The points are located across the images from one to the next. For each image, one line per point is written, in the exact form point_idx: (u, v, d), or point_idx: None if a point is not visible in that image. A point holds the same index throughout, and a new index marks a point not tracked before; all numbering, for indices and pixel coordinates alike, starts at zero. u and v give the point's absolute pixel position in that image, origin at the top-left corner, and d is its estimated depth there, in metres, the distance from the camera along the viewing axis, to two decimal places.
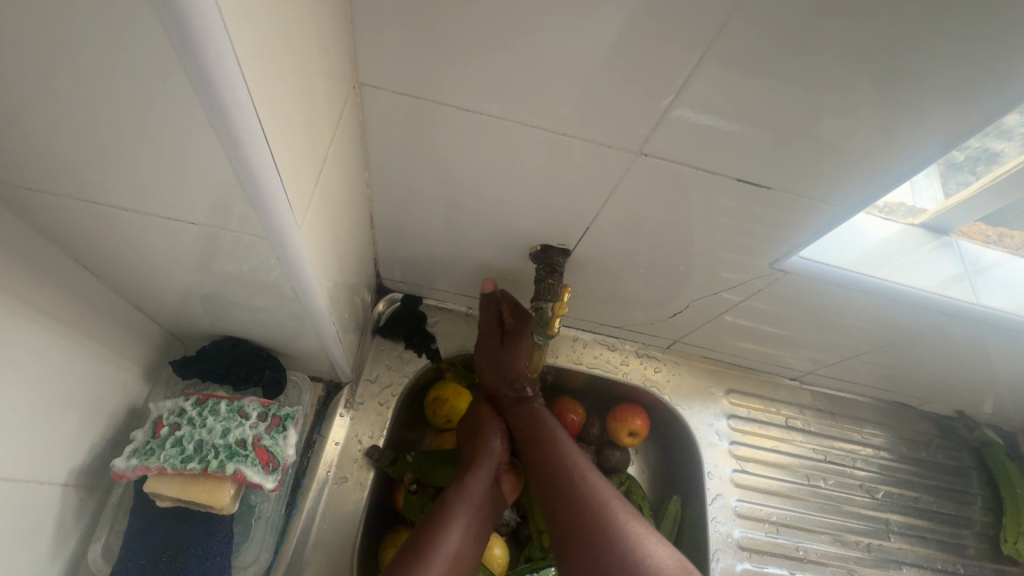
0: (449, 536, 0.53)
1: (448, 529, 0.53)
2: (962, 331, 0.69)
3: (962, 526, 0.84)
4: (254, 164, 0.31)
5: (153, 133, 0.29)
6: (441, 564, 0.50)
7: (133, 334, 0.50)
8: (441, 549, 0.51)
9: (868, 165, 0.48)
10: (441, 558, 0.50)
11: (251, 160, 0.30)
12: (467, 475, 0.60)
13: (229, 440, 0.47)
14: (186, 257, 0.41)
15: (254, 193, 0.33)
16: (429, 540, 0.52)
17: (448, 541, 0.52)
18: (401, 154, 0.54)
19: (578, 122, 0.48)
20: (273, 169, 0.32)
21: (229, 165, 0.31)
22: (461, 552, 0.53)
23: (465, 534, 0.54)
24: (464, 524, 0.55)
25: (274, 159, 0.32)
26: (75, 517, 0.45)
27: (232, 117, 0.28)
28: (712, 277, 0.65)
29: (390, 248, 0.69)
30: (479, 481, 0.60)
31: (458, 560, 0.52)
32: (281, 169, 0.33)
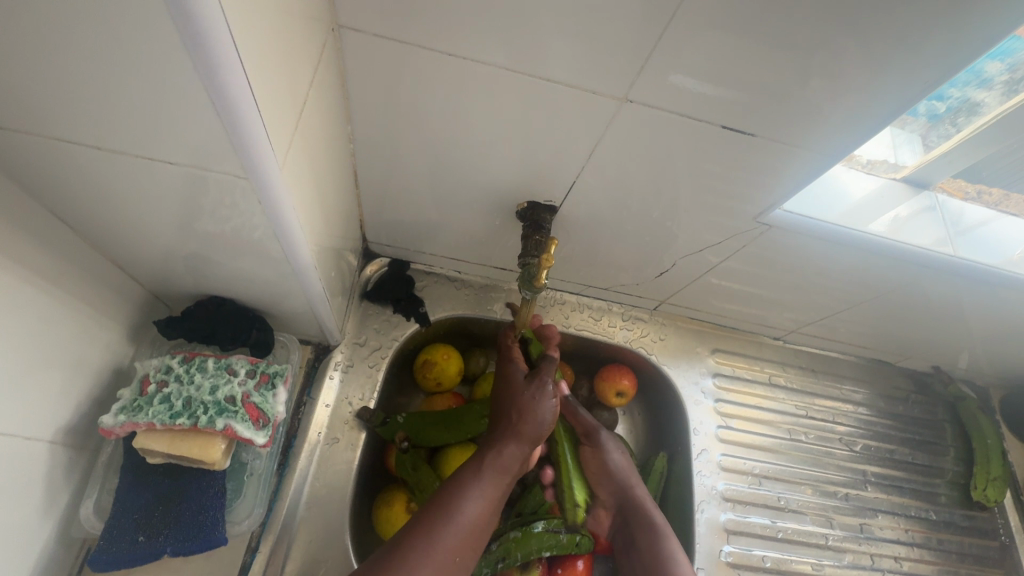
0: (473, 498, 0.50)
1: (471, 494, 0.50)
2: (942, 285, 0.70)
3: (935, 476, 0.87)
4: (229, 89, 0.29)
5: (121, 65, 0.28)
6: (458, 533, 0.47)
7: (113, 292, 0.49)
8: (463, 514, 0.48)
9: (854, 112, 0.48)
10: (459, 526, 0.47)
11: (224, 84, 0.29)
12: (505, 439, 0.55)
13: (218, 397, 0.47)
14: (167, 210, 0.41)
15: (230, 122, 0.31)
16: (452, 504, 0.49)
17: (469, 507, 0.49)
18: (383, 109, 0.53)
19: (563, 69, 0.47)
20: (250, 98, 0.31)
21: (205, 91, 0.29)
22: (480, 519, 0.49)
23: (487, 503, 0.51)
24: (490, 490, 0.52)
25: (251, 86, 0.30)
26: (65, 474, 0.46)
27: (209, 44, 0.27)
28: (698, 235, 0.66)
29: (376, 210, 0.68)
30: (514, 450, 0.55)
31: (475, 531, 0.48)
32: (259, 99, 0.32)
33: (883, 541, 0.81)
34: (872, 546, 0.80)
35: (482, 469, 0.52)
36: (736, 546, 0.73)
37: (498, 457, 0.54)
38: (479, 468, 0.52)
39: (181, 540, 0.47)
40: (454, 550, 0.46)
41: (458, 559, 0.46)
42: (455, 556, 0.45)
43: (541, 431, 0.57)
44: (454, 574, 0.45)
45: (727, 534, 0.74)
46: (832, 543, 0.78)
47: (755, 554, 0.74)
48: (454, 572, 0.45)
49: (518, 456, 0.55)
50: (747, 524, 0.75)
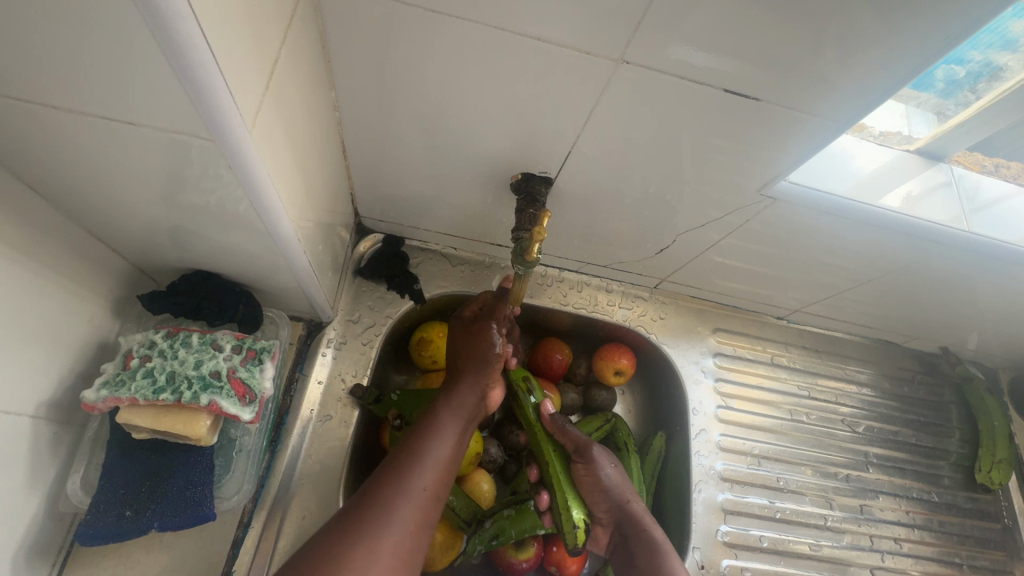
0: (439, 441, 0.53)
1: (436, 436, 0.54)
2: (955, 263, 0.67)
3: (939, 458, 0.86)
4: (180, 37, 0.27)
5: (69, 15, 0.26)
6: (431, 470, 0.50)
7: (93, 266, 0.48)
8: (431, 454, 0.52)
9: (867, 76, 0.45)
10: (431, 463, 0.51)
11: (180, 35, 0.27)
12: (455, 386, 0.60)
13: (202, 372, 0.47)
14: (140, 180, 0.39)
15: (185, 77, 0.29)
16: (420, 446, 0.52)
17: (437, 447, 0.53)
18: (369, 73, 0.50)
19: (556, 29, 0.44)
20: (206, 48, 0.28)
21: (153, 40, 0.27)
22: (450, 455, 0.53)
23: (454, 441, 0.55)
24: (456, 430, 0.56)
25: (206, 35, 0.28)
26: (50, 449, 0.45)
27: None
28: (699, 210, 0.63)
29: (367, 184, 0.66)
30: (469, 391, 0.59)
31: (447, 467, 0.52)
32: (218, 52, 0.29)
33: (883, 523, 0.80)
34: (872, 527, 0.79)
35: (438, 415, 0.56)
36: (733, 526, 0.73)
37: (453, 403, 0.58)
38: (435, 414, 0.56)
39: (169, 516, 0.47)
40: (431, 482, 0.50)
41: (436, 489, 0.50)
42: (433, 486, 0.50)
43: (493, 370, 0.62)
44: (436, 501, 0.50)
45: (724, 514, 0.73)
46: (831, 524, 0.78)
47: (753, 534, 0.73)
48: (436, 500, 0.50)
49: (473, 401, 0.59)
50: (745, 505, 0.74)
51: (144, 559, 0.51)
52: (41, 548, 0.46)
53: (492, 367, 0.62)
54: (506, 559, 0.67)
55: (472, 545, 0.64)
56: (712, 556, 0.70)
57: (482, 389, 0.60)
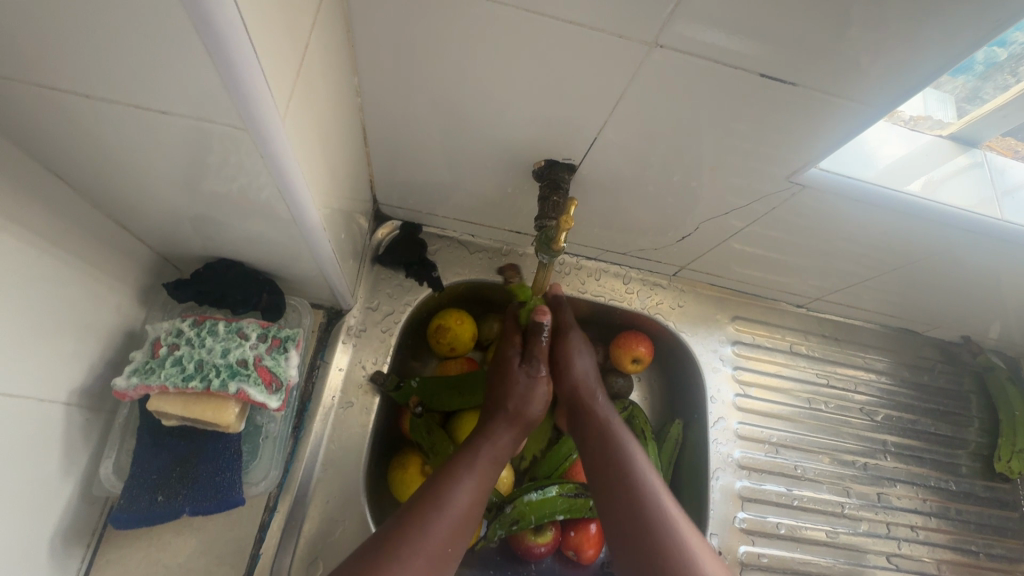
0: (460, 489, 0.51)
1: (459, 486, 0.51)
2: (985, 251, 0.66)
3: (958, 447, 0.86)
4: (220, 23, 0.26)
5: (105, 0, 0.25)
6: (446, 524, 0.47)
7: (120, 254, 0.48)
8: (450, 506, 0.49)
9: (908, 58, 0.43)
10: (447, 517, 0.48)
11: (217, 21, 0.26)
12: (492, 428, 0.58)
13: (230, 360, 0.47)
14: (167, 168, 0.39)
15: (222, 64, 0.28)
16: (441, 497, 0.49)
17: (459, 498, 0.50)
18: (393, 58, 0.49)
19: (588, 10, 0.43)
20: (245, 36, 0.28)
21: (192, 26, 0.26)
22: (471, 508, 0.50)
23: (477, 492, 0.52)
24: (478, 479, 0.53)
25: (245, 23, 0.28)
26: (82, 435, 0.46)
27: None
28: (724, 197, 0.62)
29: (387, 170, 0.66)
30: (504, 436, 0.58)
31: (467, 517, 0.49)
32: (255, 39, 0.29)
33: (899, 510, 0.80)
34: (889, 515, 0.79)
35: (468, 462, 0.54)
36: (751, 513, 0.73)
37: (484, 449, 0.56)
38: (468, 462, 0.54)
39: (200, 500, 0.48)
40: (443, 538, 0.47)
41: (449, 545, 0.47)
42: (444, 543, 0.46)
43: (530, 416, 0.60)
44: (444, 560, 0.46)
45: (742, 501, 0.73)
46: (848, 511, 0.78)
47: (770, 521, 0.74)
48: (445, 558, 0.46)
49: (506, 443, 0.58)
50: (762, 492, 0.75)
51: (175, 541, 0.53)
52: (76, 531, 0.47)
53: (534, 413, 0.60)
54: (525, 544, 0.67)
55: (493, 530, 0.65)
56: (729, 542, 0.71)
57: (518, 431, 0.59)
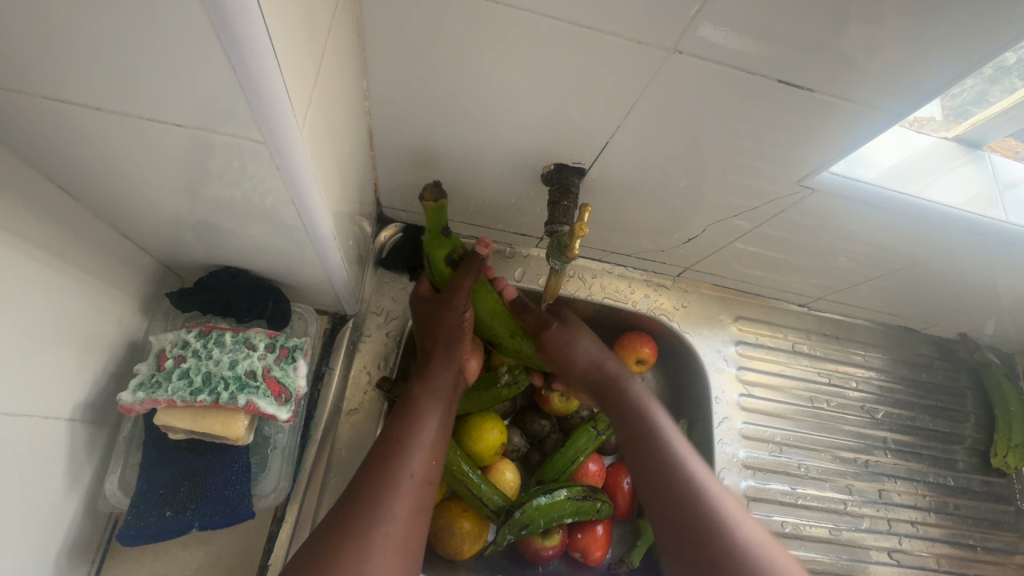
0: (424, 427, 0.51)
1: (418, 422, 0.51)
2: (987, 251, 0.66)
3: (955, 442, 0.87)
4: (244, 35, 0.25)
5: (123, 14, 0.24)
6: (419, 455, 0.49)
7: (121, 263, 0.47)
8: (416, 440, 0.50)
9: (921, 64, 0.44)
10: (418, 450, 0.49)
11: (242, 36, 0.25)
12: (429, 367, 0.57)
13: (238, 372, 0.46)
14: (175, 178, 0.37)
15: (244, 75, 0.27)
16: (403, 432, 0.50)
17: (421, 432, 0.50)
18: (402, 61, 0.48)
19: (605, 13, 0.42)
20: (268, 47, 0.27)
21: (217, 37, 0.25)
22: (435, 438, 0.51)
23: (438, 423, 0.53)
24: (437, 414, 0.53)
25: (269, 33, 0.27)
26: (87, 450, 0.45)
27: None
28: (731, 200, 0.62)
29: (391, 173, 0.64)
30: (445, 372, 0.57)
31: (434, 447, 0.51)
32: (277, 49, 0.28)
33: (899, 506, 0.81)
34: (890, 511, 0.81)
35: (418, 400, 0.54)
36: (756, 512, 0.74)
37: (432, 386, 0.55)
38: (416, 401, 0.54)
39: (210, 515, 0.46)
40: (422, 467, 0.48)
41: (427, 472, 0.48)
42: (424, 472, 0.48)
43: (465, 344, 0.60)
44: (428, 489, 0.48)
45: (747, 500, 0.74)
46: (850, 509, 0.79)
47: (775, 520, 0.74)
48: (427, 485, 0.48)
49: (450, 375, 0.58)
50: (767, 491, 0.76)
51: (182, 554, 0.52)
52: (81, 548, 0.46)
53: (464, 339, 0.60)
54: (533, 546, 0.67)
55: (502, 535, 0.64)
56: None
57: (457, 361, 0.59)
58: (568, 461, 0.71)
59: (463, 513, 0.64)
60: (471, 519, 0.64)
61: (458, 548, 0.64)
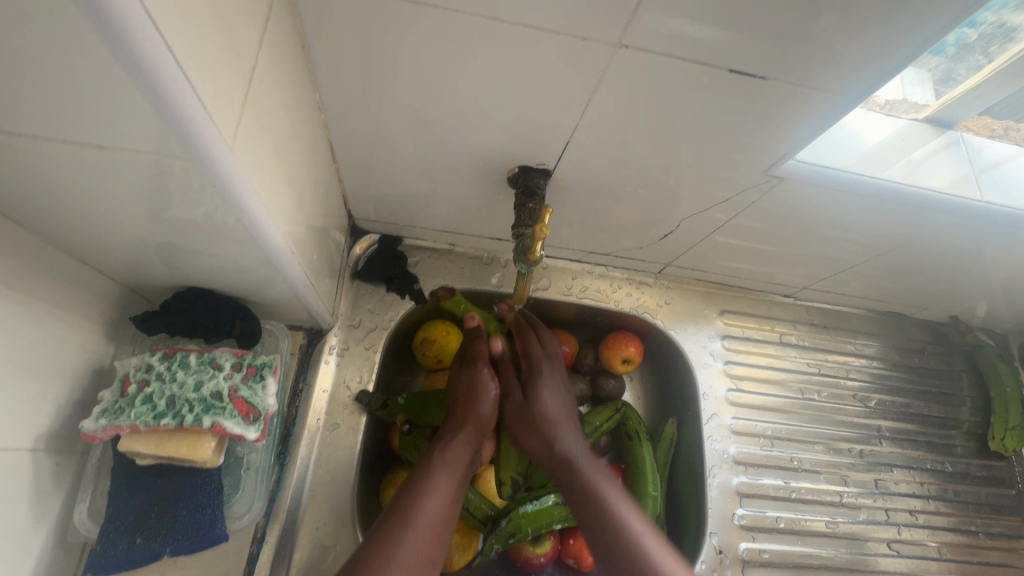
0: (429, 495, 0.52)
1: (427, 493, 0.52)
2: (967, 232, 0.65)
3: (951, 427, 0.86)
4: (147, 54, 0.25)
5: (24, 48, 0.24)
6: (423, 529, 0.49)
7: (81, 290, 0.46)
8: (421, 512, 0.50)
9: (875, 46, 0.43)
10: (421, 523, 0.50)
11: (147, 64, 0.25)
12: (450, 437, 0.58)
13: (203, 393, 0.45)
14: (121, 203, 0.37)
15: (158, 101, 0.27)
16: (408, 504, 0.51)
17: (428, 504, 0.51)
18: (354, 72, 0.48)
19: (549, 13, 0.42)
20: (173, 62, 0.26)
21: (119, 62, 0.25)
22: (443, 511, 0.52)
23: (446, 495, 0.54)
24: (446, 487, 0.54)
25: (171, 48, 0.26)
26: (53, 482, 0.44)
27: (117, 18, 0.23)
28: (704, 192, 0.61)
29: (360, 185, 0.64)
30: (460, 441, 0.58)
31: (439, 521, 0.51)
32: (185, 62, 0.27)
33: (897, 496, 0.80)
34: (887, 501, 0.79)
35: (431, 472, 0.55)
36: (749, 509, 0.72)
37: (448, 458, 0.56)
38: (426, 470, 0.55)
39: (182, 539, 0.46)
40: (422, 543, 0.49)
41: (429, 552, 0.49)
42: (427, 550, 0.49)
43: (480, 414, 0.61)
44: (428, 564, 0.48)
45: (739, 497, 0.73)
46: (846, 500, 0.77)
47: (768, 516, 0.73)
48: (428, 562, 0.48)
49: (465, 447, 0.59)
50: (759, 487, 0.74)
51: None
52: None
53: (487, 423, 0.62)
54: (524, 555, 0.67)
55: (489, 545, 0.63)
56: (730, 540, 0.70)
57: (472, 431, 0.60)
58: None
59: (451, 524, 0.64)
60: (460, 529, 0.63)
61: (447, 560, 0.63)
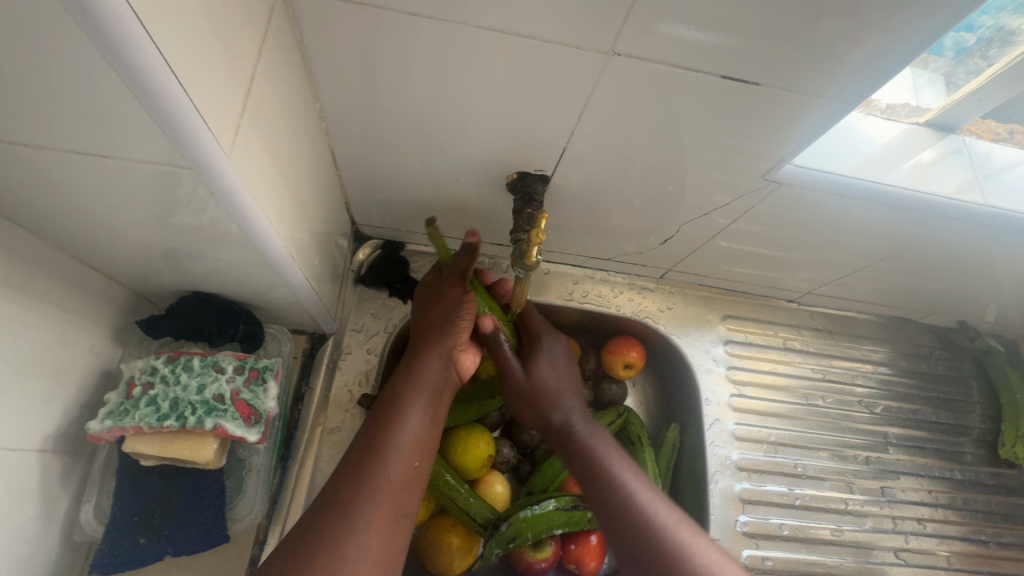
0: (407, 419, 0.49)
1: (403, 416, 0.49)
2: (973, 237, 0.64)
3: (961, 434, 0.84)
4: (146, 70, 0.26)
5: (31, 65, 0.25)
6: (400, 453, 0.46)
7: (89, 295, 0.47)
8: (396, 437, 0.47)
9: (868, 51, 0.43)
10: (397, 455, 0.46)
11: (146, 78, 0.26)
12: (417, 360, 0.54)
13: (206, 396, 0.46)
14: (125, 210, 0.38)
15: (157, 112, 0.28)
16: (382, 429, 0.47)
17: (403, 429, 0.48)
18: (354, 81, 0.49)
19: (543, 23, 0.42)
20: (170, 74, 0.27)
21: (120, 78, 0.26)
22: (421, 432, 0.49)
23: (424, 415, 0.50)
24: (421, 409, 0.50)
25: (168, 61, 0.27)
26: (60, 482, 0.45)
27: (116, 34, 0.24)
28: (703, 196, 0.61)
29: (362, 191, 0.65)
30: (432, 364, 0.54)
31: (418, 445, 0.48)
32: (183, 77, 0.28)
33: (905, 504, 0.79)
34: (894, 509, 0.78)
35: (403, 400, 0.50)
36: (752, 515, 0.72)
37: (417, 378, 0.52)
38: (399, 396, 0.50)
39: (183, 540, 0.47)
40: (402, 471, 0.45)
41: (407, 476, 0.45)
42: (402, 474, 0.45)
43: (454, 334, 0.56)
44: (411, 488, 0.45)
45: (742, 504, 0.72)
46: (852, 508, 0.76)
47: (772, 523, 0.73)
48: (411, 485, 0.45)
49: (438, 368, 0.54)
50: (763, 494, 0.74)
51: None
52: None
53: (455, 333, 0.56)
54: (524, 560, 0.66)
55: (489, 549, 0.63)
56: (732, 547, 0.70)
57: (447, 352, 0.55)
58: (559, 471, 0.71)
59: (451, 529, 0.64)
60: (460, 535, 0.64)
61: (448, 565, 0.64)
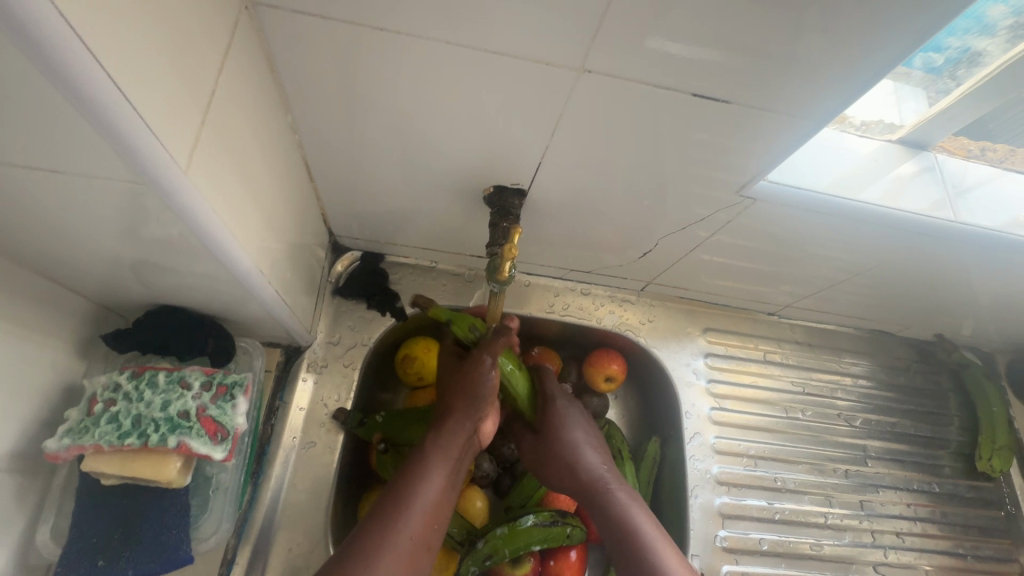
0: (430, 480, 0.48)
1: (426, 477, 0.48)
2: (946, 253, 0.65)
3: (939, 447, 0.85)
4: (91, 90, 0.25)
5: None
6: (421, 513, 0.46)
7: (51, 308, 0.46)
8: (417, 499, 0.47)
9: (836, 71, 0.44)
10: (419, 511, 0.46)
11: (91, 99, 0.25)
12: (444, 422, 0.53)
13: (170, 413, 0.45)
14: (84, 224, 0.37)
15: (106, 132, 0.27)
16: (405, 492, 0.47)
17: (425, 490, 0.47)
18: (327, 94, 0.49)
19: (515, 39, 0.42)
20: (118, 93, 0.27)
21: (63, 98, 0.25)
22: (441, 494, 0.49)
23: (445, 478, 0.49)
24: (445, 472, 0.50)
25: (115, 80, 0.26)
26: (15, 502, 0.44)
27: (55, 54, 0.23)
28: (681, 210, 0.61)
29: (340, 203, 0.64)
30: (459, 430, 0.53)
31: (438, 508, 0.48)
32: (127, 90, 0.27)
33: (885, 517, 0.79)
34: (873, 523, 0.78)
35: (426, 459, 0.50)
36: (732, 531, 0.72)
37: (441, 439, 0.52)
38: (420, 457, 0.50)
39: (145, 562, 0.46)
40: (422, 528, 0.45)
41: (425, 536, 0.45)
42: (423, 534, 0.45)
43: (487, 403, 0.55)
44: (427, 548, 0.45)
45: (722, 519, 0.72)
46: (832, 522, 0.76)
47: (752, 537, 0.72)
48: (427, 546, 0.45)
49: (465, 432, 0.53)
50: (743, 508, 0.74)
51: None
52: None
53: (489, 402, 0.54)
54: None
55: (465, 566, 0.62)
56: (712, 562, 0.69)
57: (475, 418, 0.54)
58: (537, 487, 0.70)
59: None
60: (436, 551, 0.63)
61: None
